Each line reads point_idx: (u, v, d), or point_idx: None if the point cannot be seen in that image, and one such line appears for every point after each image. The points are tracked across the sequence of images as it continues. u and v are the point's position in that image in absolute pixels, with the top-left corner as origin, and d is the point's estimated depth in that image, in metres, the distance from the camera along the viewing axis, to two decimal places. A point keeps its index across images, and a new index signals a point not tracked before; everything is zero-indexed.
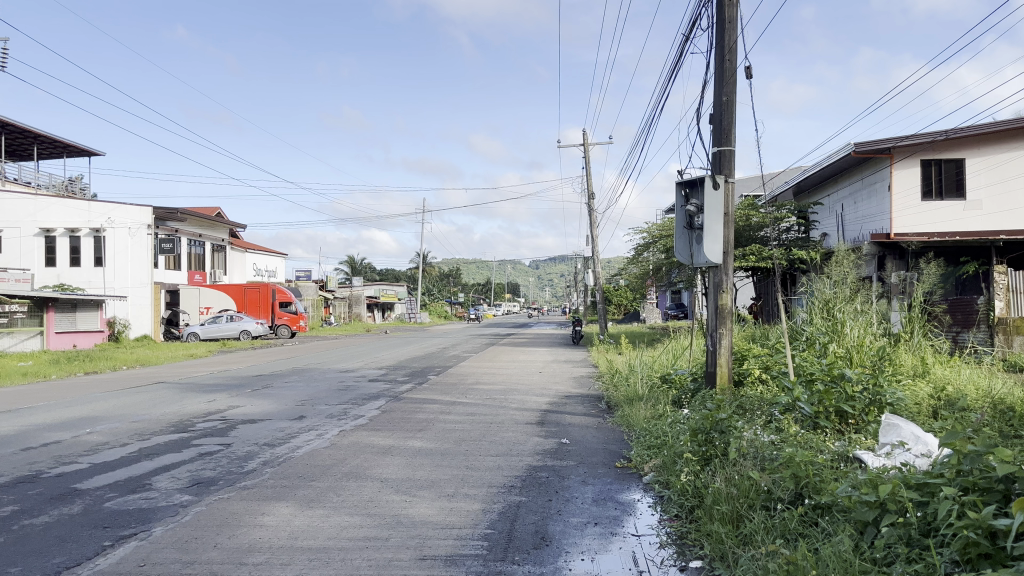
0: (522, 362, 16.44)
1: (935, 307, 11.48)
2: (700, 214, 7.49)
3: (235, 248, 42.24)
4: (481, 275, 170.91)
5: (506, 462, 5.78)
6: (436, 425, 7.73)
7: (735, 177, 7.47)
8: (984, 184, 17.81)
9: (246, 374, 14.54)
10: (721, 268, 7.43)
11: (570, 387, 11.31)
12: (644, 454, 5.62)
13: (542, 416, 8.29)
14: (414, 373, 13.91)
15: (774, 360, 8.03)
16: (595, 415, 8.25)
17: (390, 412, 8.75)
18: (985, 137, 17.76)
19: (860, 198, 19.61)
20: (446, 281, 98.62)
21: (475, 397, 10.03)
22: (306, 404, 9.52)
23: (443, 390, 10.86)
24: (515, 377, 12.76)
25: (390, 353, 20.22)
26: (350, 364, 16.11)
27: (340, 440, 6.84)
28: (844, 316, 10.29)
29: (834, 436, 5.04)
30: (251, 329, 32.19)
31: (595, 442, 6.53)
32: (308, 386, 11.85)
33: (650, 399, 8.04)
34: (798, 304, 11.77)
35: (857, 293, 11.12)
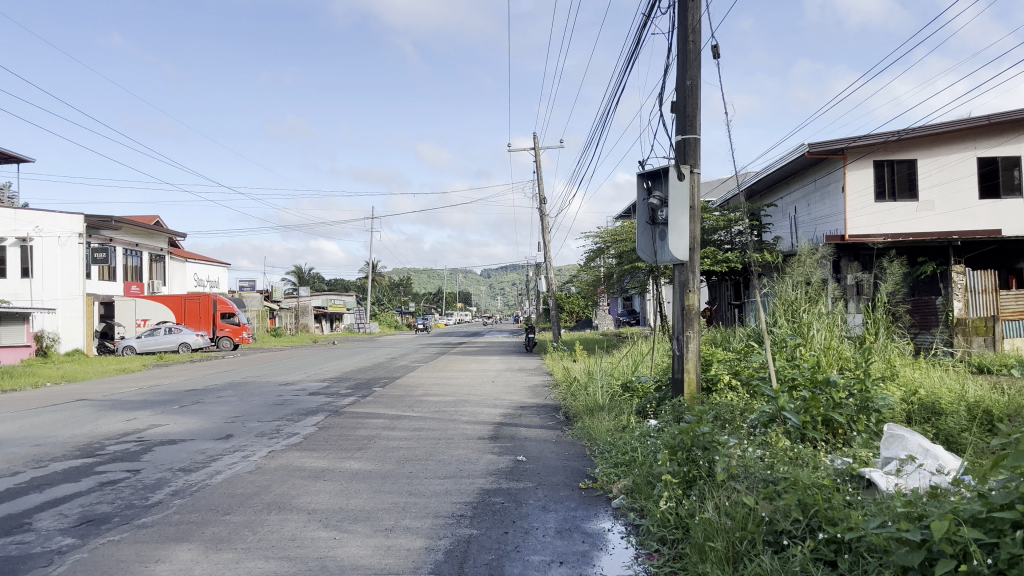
0: (473, 371, 15.71)
1: (899, 307, 11.09)
2: (664, 207, 6.90)
3: (175, 258, 40.67)
4: (433, 283, 169.60)
5: (454, 485, 5.06)
6: (378, 442, 6.98)
7: (701, 168, 6.90)
8: (936, 184, 17.78)
9: (177, 389, 13.51)
10: (687, 265, 6.85)
11: (525, 396, 10.64)
12: (611, 472, 4.97)
13: (495, 430, 7.60)
14: (359, 385, 13.10)
15: (744, 365, 7.48)
16: (552, 427, 7.58)
17: (329, 429, 7.97)
18: (937, 137, 17.72)
19: (815, 200, 19.44)
20: (397, 291, 97.30)
21: (423, 410, 9.28)
22: (236, 421, 8.67)
23: (389, 403, 10.07)
24: (466, 388, 12.05)
25: (336, 364, 19.30)
26: (291, 376, 15.18)
27: (267, 463, 6.04)
28: (809, 318, 9.80)
29: (828, 450, 4.39)
30: (190, 341, 30.76)
31: (554, 460, 5.84)
32: (241, 401, 10.94)
33: (612, 409, 7.40)
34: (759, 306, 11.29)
35: (820, 293, 10.63)
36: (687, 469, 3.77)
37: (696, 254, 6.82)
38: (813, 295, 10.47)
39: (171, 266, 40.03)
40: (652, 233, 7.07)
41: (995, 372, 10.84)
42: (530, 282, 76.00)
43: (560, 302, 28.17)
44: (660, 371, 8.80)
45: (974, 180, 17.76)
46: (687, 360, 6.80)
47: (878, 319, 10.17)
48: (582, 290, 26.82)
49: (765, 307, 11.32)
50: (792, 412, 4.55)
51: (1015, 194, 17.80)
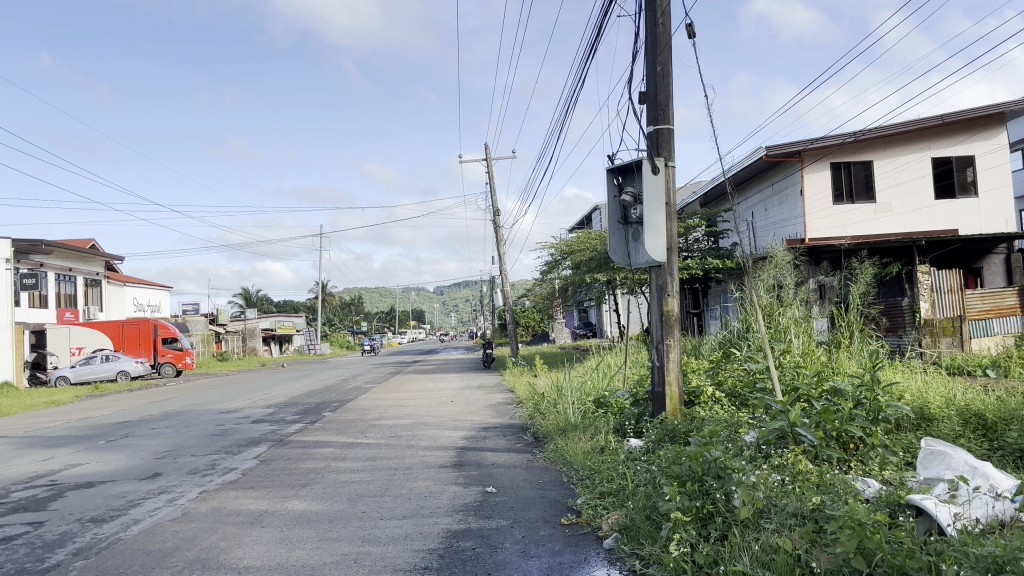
0: (430, 391, 14.92)
1: (872, 309, 10.65)
2: (637, 204, 6.31)
3: (113, 282, 38.96)
4: (385, 302, 167.66)
5: (415, 527, 4.32)
6: (326, 476, 6.19)
7: (676, 161, 6.32)
8: (892, 184, 17.68)
9: (107, 422, 12.42)
10: (665, 266, 6.24)
11: (487, 416, 9.91)
12: (598, 503, 4.31)
13: (458, 456, 6.88)
14: (308, 410, 12.21)
15: (726, 375, 6.91)
16: (521, 451, 6.90)
17: (272, 461, 7.14)
18: (891, 138, 17.64)
19: (772, 204, 19.19)
20: (348, 311, 95.66)
21: (377, 436, 8.47)
22: (167, 457, 7.76)
23: (341, 429, 9.25)
24: (423, 409, 11.28)
25: (284, 389, 18.30)
26: (235, 403, 14.18)
27: (197, 507, 5.21)
28: (783, 325, 9.27)
29: (854, 473, 3.74)
30: (130, 369, 29.27)
31: (529, 490, 5.13)
32: (177, 433, 9.98)
33: (587, 428, 6.75)
34: (729, 312, 10.78)
35: (792, 295, 10.12)
36: (700, 504, 3.10)
37: (675, 254, 6.23)
38: (786, 299, 9.95)
39: (108, 291, 38.27)
40: (625, 234, 6.47)
41: (971, 373, 10.49)
42: (484, 297, 75.14)
43: (516, 317, 27.47)
44: (635, 386, 8.17)
45: (929, 180, 17.71)
46: (669, 372, 6.18)
47: (853, 321, 9.68)
48: (538, 304, 26.17)
49: (735, 312, 10.78)
50: (807, 428, 3.91)
51: (970, 193, 17.79)
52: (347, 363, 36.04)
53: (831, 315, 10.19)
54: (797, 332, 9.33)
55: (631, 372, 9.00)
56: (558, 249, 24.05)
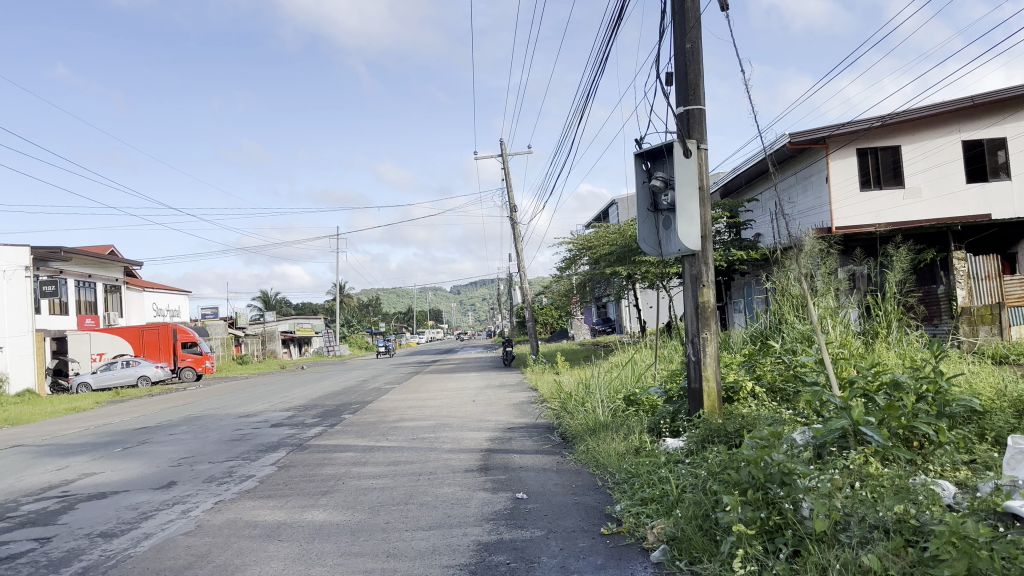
0: (451, 390, 14.62)
1: (909, 297, 10.20)
2: (668, 189, 5.97)
3: (132, 288, 39.02)
4: (403, 302, 167.88)
5: (443, 540, 4.01)
6: (347, 483, 5.88)
7: (708, 143, 5.97)
8: (921, 169, 17.19)
9: (125, 428, 12.20)
10: (699, 255, 5.89)
11: (511, 416, 9.59)
12: (642, 511, 3.99)
13: (484, 459, 6.56)
14: (327, 412, 11.94)
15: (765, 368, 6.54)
16: (550, 452, 6.58)
17: (290, 468, 6.84)
18: (919, 122, 17.14)
19: (796, 192, 18.73)
20: (366, 312, 95.76)
21: (399, 439, 8.17)
22: (183, 464, 7.48)
23: (361, 432, 8.96)
24: (445, 409, 10.97)
25: (302, 391, 18.06)
26: (253, 407, 13.94)
27: (212, 520, 4.92)
28: (818, 316, 8.87)
29: (927, 475, 3.38)
30: (150, 374, 29.23)
31: (562, 496, 4.81)
32: (194, 438, 9.73)
33: (619, 427, 6.42)
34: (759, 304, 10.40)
35: (825, 283, 9.68)
36: (765, 516, 2.76)
37: (710, 242, 5.87)
38: (819, 288, 9.52)
39: (127, 297, 38.32)
40: (656, 222, 6.14)
41: (1014, 361, 10.04)
42: (501, 295, 74.85)
43: (534, 313, 27.12)
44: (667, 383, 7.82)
45: (959, 164, 17.21)
46: (706, 368, 5.82)
47: (891, 310, 9.25)
48: (556, 301, 25.79)
49: (766, 303, 10.37)
50: (872, 426, 3.50)
51: (1002, 177, 17.28)
52: (365, 364, 35.85)
53: (865, 304, 9.75)
54: (833, 323, 8.91)
55: (661, 369, 8.64)
56: (576, 244, 23.67)
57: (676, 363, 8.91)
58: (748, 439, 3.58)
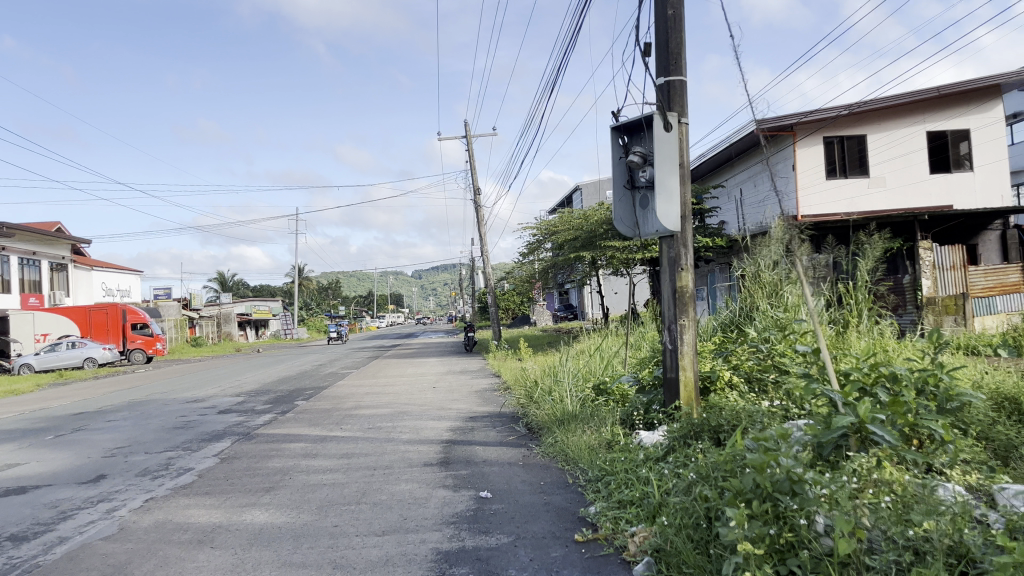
0: (410, 376, 14.14)
1: (881, 285, 9.93)
2: (647, 165, 5.55)
3: (80, 266, 37.62)
4: (363, 286, 166.21)
5: (396, 548, 3.56)
6: (295, 478, 5.40)
7: (689, 117, 5.57)
8: (886, 159, 17.07)
9: (62, 414, 11.49)
10: (678, 236, 5.49)
11: (473, 404, 9.16)
12: (621, 516, 3.60)
13: (445, 451, 6.12)
14: (279, 398, 11.38)
15: (743, 359, 6.18)
16: (515, 444, 6.18)
17: (234, 460, 6.33)
18: (887, 110, 17.02)
19: (762, 179, 18.55)
20: (325, 295, 94.47)
21: (354, 429, 7.68)
22: (117, 455, 6.90)
23: (314, 420, 8.45)
24: (403, 396, 10.51)
25: (255, 375, 17.40)
26: (202, 392, 13.29)
27: (139, 521, 4.39)
28: (791, 303, 8.51)
29: (939, 480, 3.03)
30: (97, 356, 28.18)
31: (530, 496, 4.40)
32: (135, 426, 9.11)
33: (587, 418, 6.03)
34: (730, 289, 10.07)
35: (797, 268, 9.33)
36: (775, 533, 2.38)
37: (690, 223, 5.48)
38: (791, 273, 9.16)
39: (74, 276, 36.93)
40: (632, 200, 5.73)
41: (985, 351, 9.87)
42: (463, 280, 74.22)
43: (496, 298, 26.65)
44: (638, 371, 7.42)
45: (924, 154, 17.13)
46: (683, 358, 5.44)
47: (863, 298, 8.95)
48: (518, 286, 25.37)
49: (735, 289, 10.03)
50: (881, 426, 3.15)
51: (966, 167, 17.25)
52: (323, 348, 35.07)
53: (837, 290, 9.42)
54: (806, 310, 8.55)
55: (630, 358, 8.25)
56: (541, 229, 23.25)
57: (645, 351, 8.52)
58: (742, 439, 3.21)
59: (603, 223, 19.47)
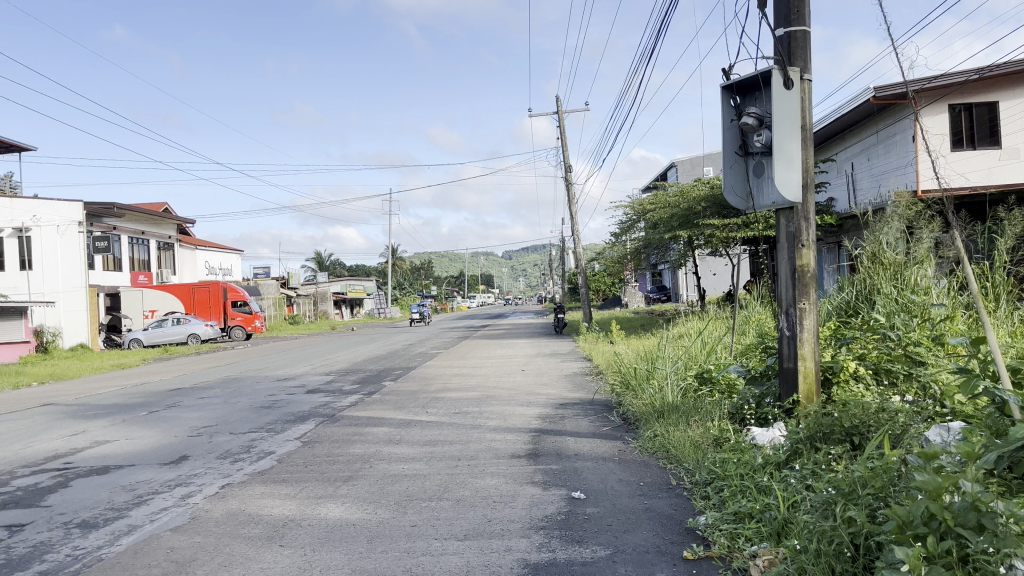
0: (498, 358, 13.81)
1: (1021, 267, 8.88)
2: (762, 128, 4.94)
3: (185, 246, 39.11)
4: (454, 266, 168.06)
5: (478, 558, 3.15)
6: (376, 467, 5.08)
7: (813, 73, 4.91)
8: (1021, 128, 15.52)
9: (160, 389, 11.73)
10: (798, 209, 4.87)
11: (563, 389, 8.72)
12: (738, 530, 3.08)
13: (534, 441, 5.70)
14: (367, 379, 11.23)
15: (870, 349, 5.48)
16: (610, 436, 5.70)
17: (317, 444, 6.08)
18: (1021, 75, 15.49)
19: (876, 153, 17.29)
20: (417, 275, 95.86)
21: (441, 413, 7.36)
22: (202, 435, 6.79)
23: (400, 403, 8.19)
24: (491, 379, 10.16)
25: (347, 354, 17.50)
26: (293, 370, 13.37)
27: (210, 511, 4.15)
28: (919, 286, 7.63)
29: None
30: (200, 332, 29.19)
31: (628, 499, 3.93)
32: (225, 404, 9.08)
33: (691, 411, 5.49)
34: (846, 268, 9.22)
35: (923, 248, 8.40)
36: None
37: (812, 193, 4.86)
38: (917, 253, 8.25)
39: (181, 254, 38.50)
40: (745, 168, 5.14)
41: None
42: (553, 261, 73.82)
43: (586, 279, 26.07)
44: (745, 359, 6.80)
45: None
46: (802, 346, 4.82)
47: (1001, 281, 7.98)
48: (610, 268, 24.71)
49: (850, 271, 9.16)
50: None
51: None
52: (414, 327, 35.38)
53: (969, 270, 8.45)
54: (936, 294, 7.65)
55: (738, 344, 7.59)
56: (634, 208, 22.51)
57: (753, 337, 7.84)
58: (896, 450, 2.63)
59: (701, 201, 18.61)
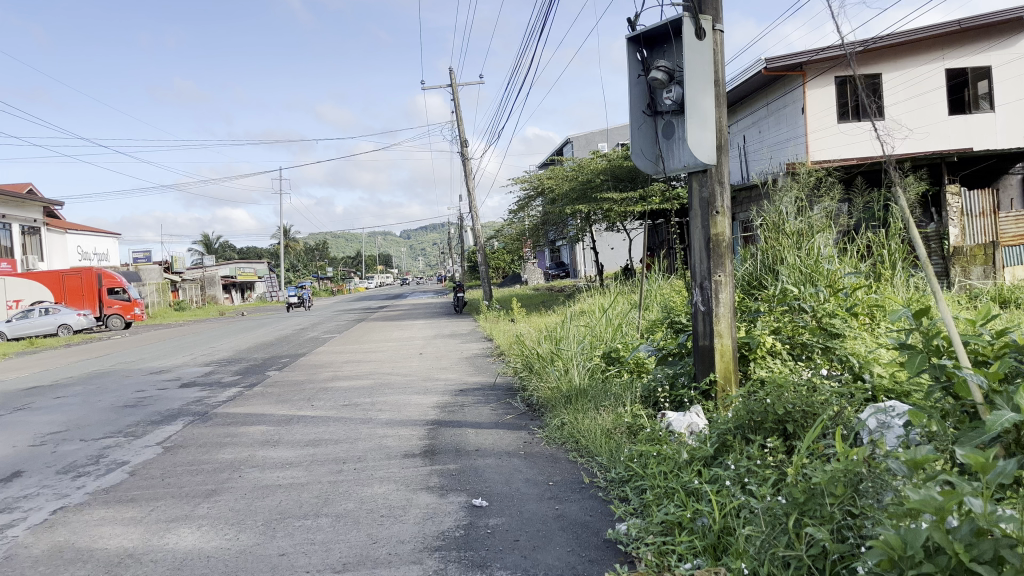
0: (395, 341, 13.13)
1: (914, 235, 8.88)
2: (672, 84, 4.49)
3: (53, 230, 36.22)
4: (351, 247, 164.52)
5: None
6: (247, 476, 4.40)
7: (725, 24, 4.48)
8: (902, 99, 16.02)
9: (12, 388, 10.46)
10: (712, 171, 4.46)
11: (463, 373, 8.18)
12: (666, 543, 2.63)
13: (430, 436, 5.14)
14: (251, 369, 10.35)
15: (786, 322, 5.16)
16: (513, 426, 5.20)
17: (181, 450, 5.31)
18: (902, 48, 15.89)
19: (767, 126, 17.49)
20: (312, 257, 93.10)
21: (328, 406, 6.67)
22: (47, 443, 5.87)
23: (283, 396, 7.43)
24: (386, 365, 9.50)
25: (231, 341, 16.36)
26: (169, 361, 12.26)
27: (30, 547, 3.38)
28: (822, 255, 7.41)
29: None
30: (72, 323, 27.04)
31: (536, 505, 3.42)
32: (83, 404, 8.07)
33: (600, 395, 5.06)
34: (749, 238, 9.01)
35: (822, 215, 8.19)
36: None
37: (726, 156, 4.47)
38: (817, 221, 8.03)
39: (48, 238, 35.58)
40: (654, 129, 4.70)
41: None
42: (452, 240, 73.09)
43: (485, 257, 25.52)
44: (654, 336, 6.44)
45: (943, 93, 16.07)
46: (718, 323, 4.45)
47: (897, 248, 7.89)
48: (508, 245, 24.24)
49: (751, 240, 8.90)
50: None
51: (986, 107, 16.23)
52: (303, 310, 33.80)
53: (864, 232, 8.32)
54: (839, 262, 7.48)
55: (645, 320, 7.20)
56: (531, 183, 22.08)
57: (660, 313, 7.46)
58: (855, 450, 2.25)
59: (600, 174, 18.37)
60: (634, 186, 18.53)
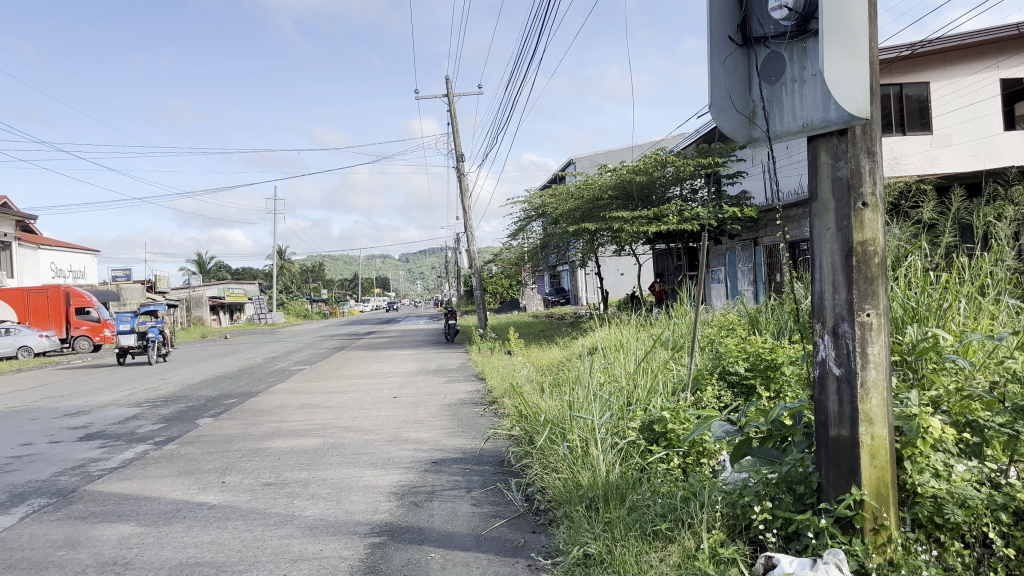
0: (370, 378, 11.12)
1: None
2: None
3: (26, 245, 34.28)
4: (348, 270, 162.67)
5: None
6: None
7: None
8: (952, 110, 14.24)
9: None
10: (855, 132, 2.55)
11: (439, 431, 6.18)
12: None
13: (368, 567, 3.14)
14: (183, 413, 8.35)
15: (957, 395, 3.14)
16: (506, 549, 3.27)
17: None
18: (951, 54, 14.21)
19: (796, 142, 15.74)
20: (306, 279, 91.20)
21: (239, 487, 4.68)
22: None
23: (190, 464, 5.44)
24: (346, 414, 7.51)
25: (188, 372, 14.33)
26: (97, 399, 10.22)
27: None
28: (932, 283, 4.96)
29: None
30: (32, 345, 24.93)
31: None
32: None
33: (645, 509, 3.14)
34: None
35: (911, 229, 6.11)
36: None
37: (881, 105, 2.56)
38: (906, 238, 5.96)
39: (20, 255, 33.66)
40: (749, 66, 2.83)
41: None
42: (449, 265, 71.19)
43: (481, 282, 23.49)
44: (708, 404, 4.55)
45: (995, 105, 14.28)
46: (867, 403, 2.53)
47: (1001, 270, 5.26)
48: (505, 270, 22.27)
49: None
50: None
51: None
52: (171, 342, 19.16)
53: (959, 252, 5.81)
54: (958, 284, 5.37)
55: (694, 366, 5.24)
56: (532, 202, 20.18)
57: (712, 366, 5.48)
58: None
59: (608, 191, 16.57)
60: (648, 204, 16.71)
